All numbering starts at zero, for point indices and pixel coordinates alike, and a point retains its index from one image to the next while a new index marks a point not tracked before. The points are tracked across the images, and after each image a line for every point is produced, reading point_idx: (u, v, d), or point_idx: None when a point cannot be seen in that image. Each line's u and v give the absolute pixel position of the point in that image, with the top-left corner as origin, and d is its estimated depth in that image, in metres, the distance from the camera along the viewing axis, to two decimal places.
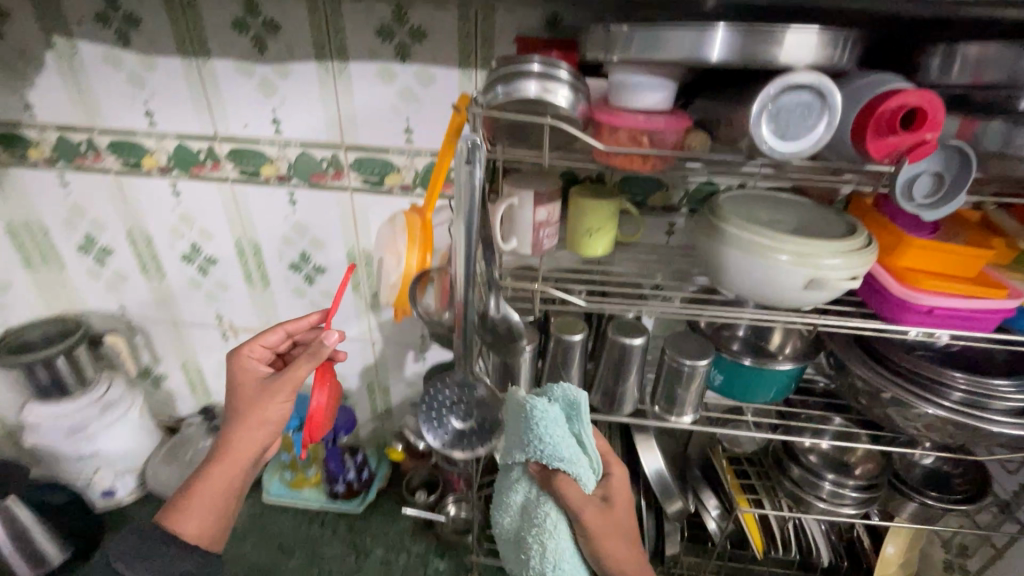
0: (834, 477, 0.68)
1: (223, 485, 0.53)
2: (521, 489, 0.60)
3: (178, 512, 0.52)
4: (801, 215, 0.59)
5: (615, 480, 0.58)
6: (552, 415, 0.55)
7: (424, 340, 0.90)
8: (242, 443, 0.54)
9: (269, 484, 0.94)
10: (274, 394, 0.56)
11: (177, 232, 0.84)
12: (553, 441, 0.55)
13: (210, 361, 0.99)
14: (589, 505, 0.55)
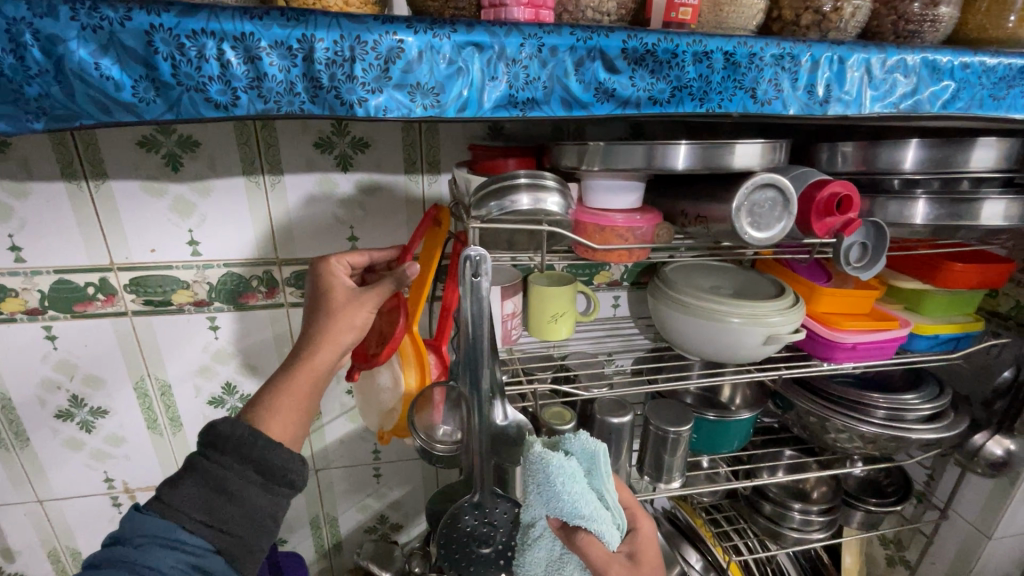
0: (800, 506, 0.74)
1: (300, 390, 0.46)
2: (540, 548, 0.48)
3: (260, 409, 0.45)
4: (731, 278, 0.68)
5: (642, 536, 0.48)
6: (570, 470, 0.44)
7: (377, 455, 0.81)
8: (322, 356, 0.46)
9: None
10: (353, 301, 0.48)
11: (50, 384, 0.67)
12: (573, 499, 0.43)
13: (93, 537, 0.78)
14: (615, 563, 0.44)
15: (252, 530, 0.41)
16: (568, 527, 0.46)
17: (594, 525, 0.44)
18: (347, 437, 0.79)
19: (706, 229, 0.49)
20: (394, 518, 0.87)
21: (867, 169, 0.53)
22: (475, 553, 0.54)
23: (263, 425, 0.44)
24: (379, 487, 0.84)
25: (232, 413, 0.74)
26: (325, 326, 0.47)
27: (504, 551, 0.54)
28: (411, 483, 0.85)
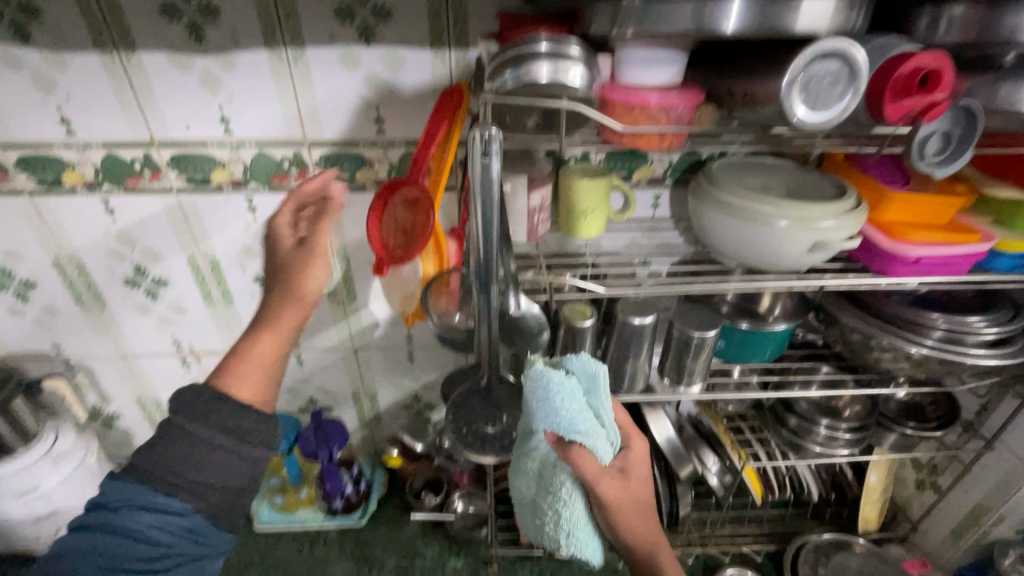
0: (828, 423, 0.73)
1: (268, 348, 0.49)
2: (535, 459, 0.51)
3: (226, 375, 0.48)
4: (786, 177, 0.61)
5: (635, 453, 0.50)
6: (568, 389, 0.46)
7: (411, 340, 0.86)
8: (286, 322, 0.50)
9: (258, 509, 0.90)
10: (310, 267, 0.50)
11: (116, 254, 0.74)
12: (568, 414, 0.45)
13: (172, 390, 0.90)
14: (605, 477, 0.46)
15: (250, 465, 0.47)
16: (561, 442, 0.47)
17: (589, 439, 0.46)
18: (382, 321, 0.83)
19: (753, 112, 0.42)
20: (427, 398, 0.93)
21: (975, 42, 0.43)
22: (484, 434, 0.56)
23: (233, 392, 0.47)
24: (413, 369, 0.89)
25: None
26: (284, 289, 0.50)
27: (512, 430, 0.56)
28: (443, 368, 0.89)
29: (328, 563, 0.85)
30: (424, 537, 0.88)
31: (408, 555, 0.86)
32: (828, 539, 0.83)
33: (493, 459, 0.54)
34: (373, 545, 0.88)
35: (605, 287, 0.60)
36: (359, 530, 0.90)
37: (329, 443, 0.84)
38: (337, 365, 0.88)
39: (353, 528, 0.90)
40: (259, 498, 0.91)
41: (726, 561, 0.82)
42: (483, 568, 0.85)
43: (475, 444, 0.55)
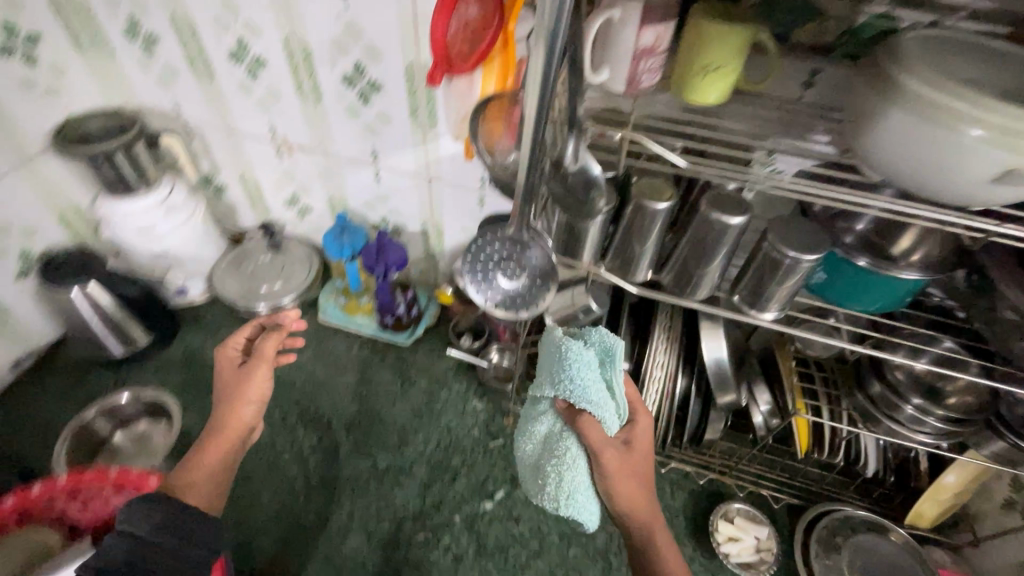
0: (920, 403, 0.61)
1: (216, 459, 0.55)
2: (544, 421, 0.57)
3: (180, 484, 0.53)
4: (1013, 72, 0.41)
5: (641, 425, 0.54)
6: (585, 358, 0.53)
7: (484, 184, 0.81)
8: (258, 377, 0.57)
9: (324, 306, 1.00)
10: (238, 401, 0.57)
11: (222, 23, 0.74)
12: (579, 385, 0.52)
13: (268, 176, 0.96)
14: (608, 447, 0.51)
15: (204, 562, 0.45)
16: (573, 411, 0.54)
17: (600, 412, 0.52)
18: (458, 157, 0.79)
19: None
20: None
21: None
22: (503, 291, 0.54)
23: (168, 483, 0.53)
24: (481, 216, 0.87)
25: (362, 98, 0.76)
26: (241, 400, 0.57)
27: (529, 289, 0.54)
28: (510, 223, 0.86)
29: (370, 366, 0.94)
30: (456, 373, 0.94)
31: (437, 383, 0.92)
32: (863, 516, 0.75)
33: (503, 318, 0.54)
34: (412, 365, 0.95)
35: (689, 162, 0.49)
36: (403, 348, 0.97)
37: (386, 264, 0.88)
38: (411, 191, 0.87)
39: (400, 345, 0.97)
40: (326, 296, 1.01)
41: (739, 496, 0.80)
42: (500, 416, 0.89)
43: (491, 298, 0.54)
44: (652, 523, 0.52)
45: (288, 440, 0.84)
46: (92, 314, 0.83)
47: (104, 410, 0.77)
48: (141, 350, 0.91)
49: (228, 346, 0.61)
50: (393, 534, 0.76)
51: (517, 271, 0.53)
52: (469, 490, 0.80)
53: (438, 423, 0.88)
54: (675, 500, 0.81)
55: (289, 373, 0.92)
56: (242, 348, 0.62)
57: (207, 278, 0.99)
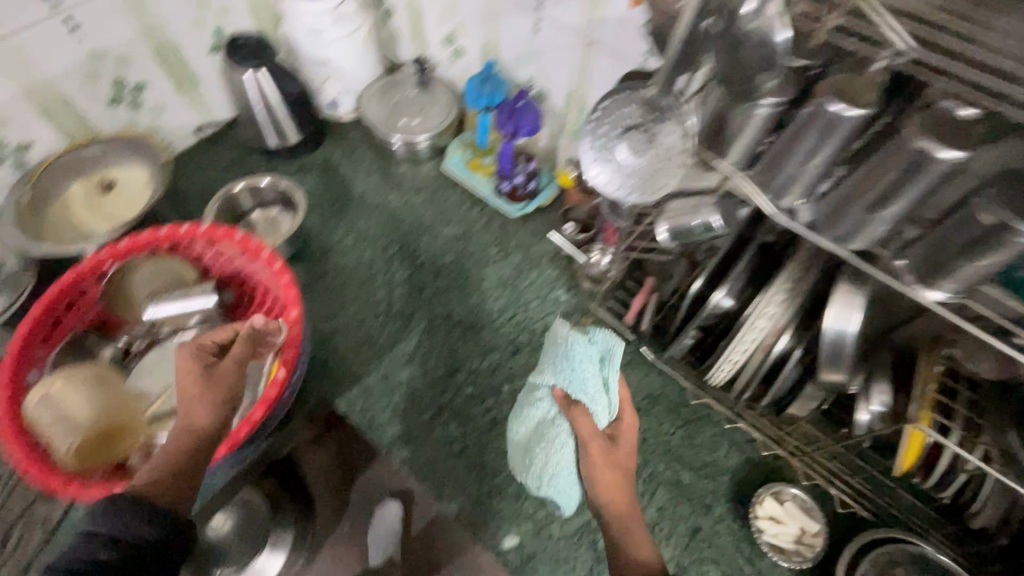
0: None
1: (176, 453, 0.53)
2: (540, 407, 0.63)
3: (145, 483, 0.51)
4: None
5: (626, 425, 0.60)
6: (588, 353, 0.61)
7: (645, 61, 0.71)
8: (216, 388, 0.55)
9: (451, 155, 1.02)
10: (199, 398, 0.54)
11: None
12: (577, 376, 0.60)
13: (433, 6, 0.93)
14: (595, 438, 0.58)
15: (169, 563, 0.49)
16: (568, 400, 0.60)
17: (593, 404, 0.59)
18: (628, 21, 0.69)
19: None
20: None
21: None
22: (621, 170, 0.56)
23: (133, 485, 0.52)
24: None
25: None
26: (200, 410, 0.54)
27: (640, 175, 0.55)
28: None
29: (474, 226, 0.95)
30: (552, 259, 0.92)
31: (531, 263, 0.91)
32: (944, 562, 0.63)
33: (610, 197, 0.57)
34: (512, 238, 0.94)
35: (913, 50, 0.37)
36: (509, 219, 0.96)
37: (517, 125, 0.85)
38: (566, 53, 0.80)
39: (508, 216, 0.97)
40: (454, 146, 1.02)
41: (801, 483, 0.73)
42: (580, 315, 0.87)
43: (603, 172, 0.57)
44: (628, 519, 0.55)
45: (383, 266, 0.90)
46: (258, 101, 0.91)
47: (248, 186, 0.87)
48: (291, 148, 1.00)
49: (199, 340, 0.58)
50: (446, 379, 0.80)
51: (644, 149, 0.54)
52: (525, 369, 0.81)
53: (517, 299, 0.88)
54: (726, 458, 0.76)
55: (401, 208, 0.97)
56: (222, 342, 0.59)
57: (358, 99, 1.04)
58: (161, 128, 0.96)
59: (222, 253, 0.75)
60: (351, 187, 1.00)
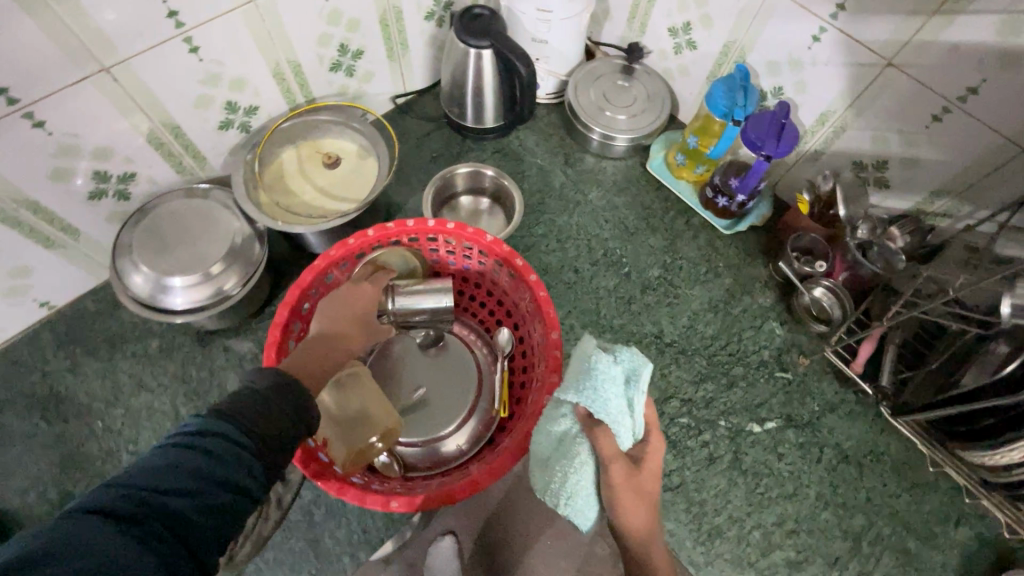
0: None
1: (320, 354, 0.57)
2: (561, 424, 0.54)
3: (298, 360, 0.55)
4: None
5: (649, 450, 0.53)
6: (610, 375, 0.52)
7: (966, 95, 0.64)
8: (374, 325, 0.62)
9: (654, 155, 0.95)
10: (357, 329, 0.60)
11: None
12: (594, 393, 0.51)
13: None
14: (618, 462, 0.50)
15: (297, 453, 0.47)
16: (591, 421, 0.51)
17: (609, 420, 0.50)
18: (966, 49, 0.61)
19: None
20: (892, 173, 0.76)
21: None
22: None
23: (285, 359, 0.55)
24: (919, 132, 0.71)
25: None
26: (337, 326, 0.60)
27: None
28: (958, 153, 0.69)
29: (680, 238, 0.90)
30: (765, 286, 0.86)
31: (742, 288, 0.86)
32: None
33: None
34: (720, 256, 0.88)
35: None
36: (717, 235, 0.90)
37: (779, 141, 0.74)
38: (849, 69, 0.72)
39: (715, 231, 0.90)
40: (658, 147, 0.95)
41: None
42: (795, 352, 0.82)
43: None
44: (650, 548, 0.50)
45: (588, 273, 0.86)
46: (473, 81, 0.85)
47: (466, 173, 0.84)
48: (487, 131, 0.94)
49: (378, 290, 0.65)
50: (659, 405, 0.77)
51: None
52: (742, 405, 0.78)
53: (730, 327, 0.83)
54: (955, 531, 0.72)
55: (603, 209, 0.91)
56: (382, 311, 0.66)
57: (559, 83, 0.97)
58: (364, 96, 0.91)
59: (464, 251, 0.71)
60: (548, 180, 0.94)
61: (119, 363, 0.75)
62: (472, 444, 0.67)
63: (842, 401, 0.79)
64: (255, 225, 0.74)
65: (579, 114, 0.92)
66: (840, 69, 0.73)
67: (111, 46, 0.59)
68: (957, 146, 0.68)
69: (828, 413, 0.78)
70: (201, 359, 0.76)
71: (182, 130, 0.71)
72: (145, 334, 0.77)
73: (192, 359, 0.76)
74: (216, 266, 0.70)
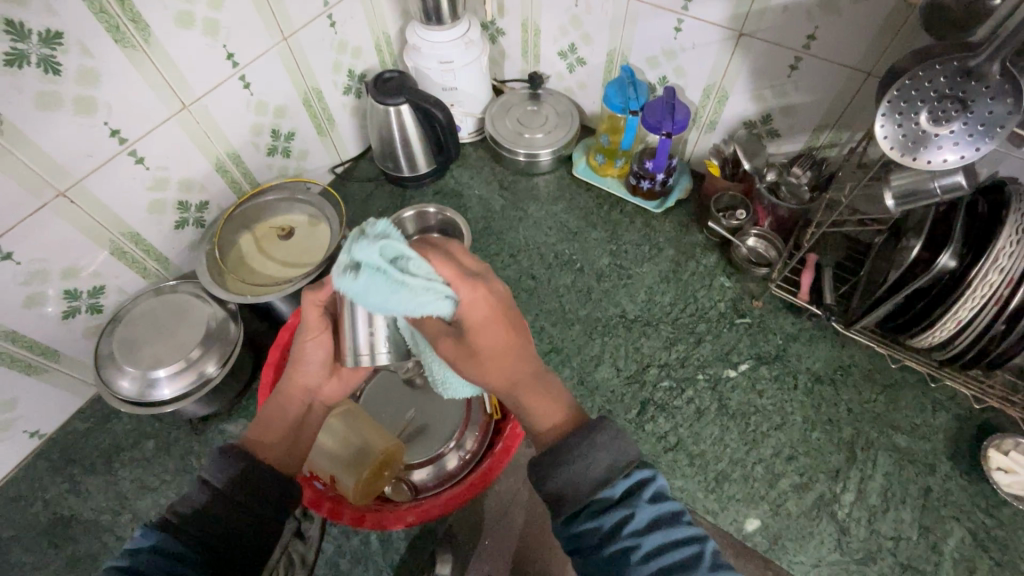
0: None
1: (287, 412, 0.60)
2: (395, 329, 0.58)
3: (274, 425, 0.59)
4: None
5: (470, 304, 0.52)
6: (361, 285, 0.45)
7: (809, 44, 0.75)
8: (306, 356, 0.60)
9: (578, 162, 1.05)
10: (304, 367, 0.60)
11: None
12: (382, 295, 0.46)
13: (553, 23, 0.97)
14: (444, 340, 0.54)
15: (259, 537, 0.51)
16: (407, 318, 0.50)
17: (409, 302, 0.47)
18: (794, 7, 0.73)
19: None
20: (777, 123, 0.87)
21: None
22: (919, 131, 0.46)
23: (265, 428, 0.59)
24: (785, 82, 0.81)
25: None
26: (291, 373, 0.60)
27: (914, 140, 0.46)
28: (821, 92, 0.79)
29: (619, 226, 0.98)
30: (705, 249, 0.94)
31: (685, 255, 0.93)
32: None
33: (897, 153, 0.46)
34: (659, 232, 0.96)
35: None
36: (651, 216, 0.98)
37: (674, 118, 0.84)
38: (711, 46, 0.84)
39: (648, 213, 0.99)
40: (579, 154, 1.05)
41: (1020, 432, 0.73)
42: (748, 298, 0.88)
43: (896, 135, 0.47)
44: (523, 389, 0.54)
45: (545, 276, 0.92)
46: (399, 135, 0.94)
47: (414, 214, 0.91)
48: (424, 176, 1.02)
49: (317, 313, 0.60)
50: (639, 375, 0.82)
51: (958, 114, 0.45)
52: (713, 356, 0.83)
53: (684, 291, 0.90)
54: (935, 417, 0.77)
55: (545, 219, 0.99)
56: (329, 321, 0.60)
57: (478, 121, 1.07)
58: (305, 172, 0.98)
59: None
60: (490, 206, 1.02)
61: (119, 472, 0.76)
62: (468, 460, 0.70)
63: (801, 329, 0.85)
64: (226, 306, 0.79)
65: (500, 142, 1.02)
66: (705, 48, 0.84)
67: (65, 172, 0.65)
68: (819, 86, 0.79)
69: (792, 343, 0.84)
70: (200, 447, 0.77)
71: (141, 236, 0.77)
72: (140, 438, 0.78)
73: (192, 449, 0.77)
74: (196, 352, 0.73)
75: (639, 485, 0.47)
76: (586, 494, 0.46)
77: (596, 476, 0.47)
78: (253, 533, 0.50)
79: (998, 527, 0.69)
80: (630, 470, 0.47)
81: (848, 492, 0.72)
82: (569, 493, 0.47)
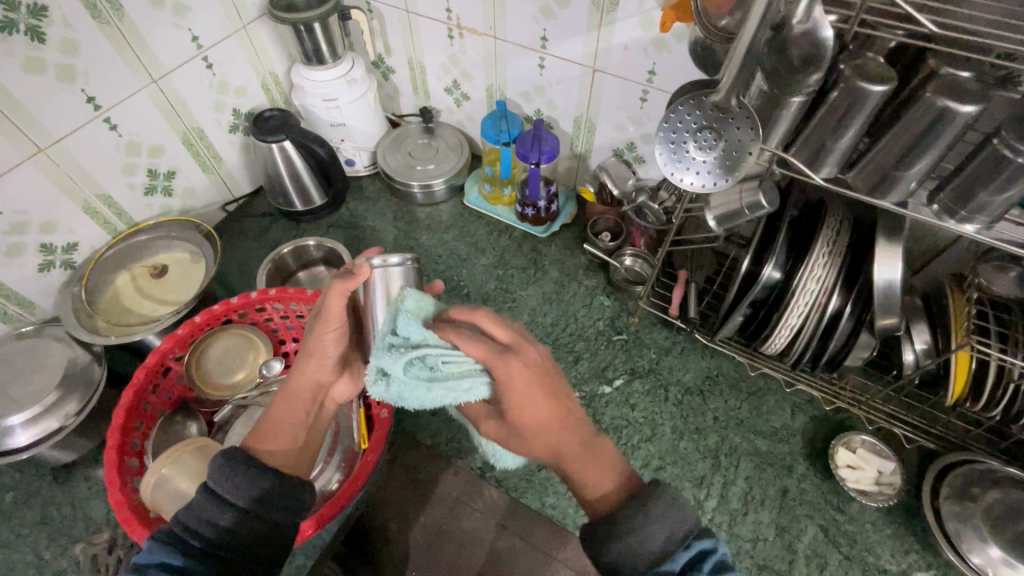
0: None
1: (284, 419, 0.57)
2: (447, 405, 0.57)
3: (262, 428, 0.57)
4: None
5: (505, 384, 0.47)
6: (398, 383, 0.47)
7: (651, 77, 0.81)
8: (308, 361, 0.57)
9: (470, 192, 1.08)
10: (312, 365, 0.57)
11: None
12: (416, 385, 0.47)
13: (434, 60, 1.02)
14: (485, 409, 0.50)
15: (273, 538, 0.50)
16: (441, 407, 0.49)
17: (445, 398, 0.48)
18: (633, 45, 0.79)
19: None
20: (641, 151, 0.93)
21: None
22: (690, 157, 0.53)
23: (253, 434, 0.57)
24: (641, 113, 0.87)
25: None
26: (300, 363, 0.57)
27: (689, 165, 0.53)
28: None
29: (507, 252, 1.01)
30: (588, 270, 0.98)
31: (568, 276, 0.97)
32: (959, 459, 0.72)
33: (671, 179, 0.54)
34: (545, 256, 1.00)
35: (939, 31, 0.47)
36: (538, 240, 1.02)
37: (541, 149, 0.89)
38: (572, 82, 0.90)
39: (536, 238, 1.02)
40: (471, 184, 1.09)
41: (867, 430, 0.78)
42: (626, 315, 0.92)
43: (671, 163, 0.54)
44: (573, 462, 0.49)
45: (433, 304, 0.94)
46: (286, 172, 0.95)
47: (296, 248, 0.92)
48: (317, 210, 1.04)
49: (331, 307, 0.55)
50: None
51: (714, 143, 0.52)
52: (590, 373, 0.86)
53: (565, 312, 0.93)
54: (794, 420, 0.81)
55: (435, 247, 1.02)
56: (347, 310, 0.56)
57: (372, 155, 1.10)
58: (192, 210, 0.99)
59: (294, 310, 0.79)
60: (384, 237, 1.04)
61: None
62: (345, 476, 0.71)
63: (673, 343, 0.89)
64: (91, 348, 0.77)
65: (391, 173, 1.04)
66: (567, 83, 0.90)
67: None
68: None
69: (664, 356, 0.88)
70: (61, 496, 0.75)
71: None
72: None
73: (51, 498, 0.74)
74: (50, 396, 0.71)
75: (697, 557, 0.44)
76: (644, 572, 0.43)
77: (653, 554, 0.43)
78: (265, 534, 0.49)
79: (848, 522, 0.73)
80: (689, 541, 0.44)
81: (711, 498, 0.75)
82: (624, 566, 0.44)
